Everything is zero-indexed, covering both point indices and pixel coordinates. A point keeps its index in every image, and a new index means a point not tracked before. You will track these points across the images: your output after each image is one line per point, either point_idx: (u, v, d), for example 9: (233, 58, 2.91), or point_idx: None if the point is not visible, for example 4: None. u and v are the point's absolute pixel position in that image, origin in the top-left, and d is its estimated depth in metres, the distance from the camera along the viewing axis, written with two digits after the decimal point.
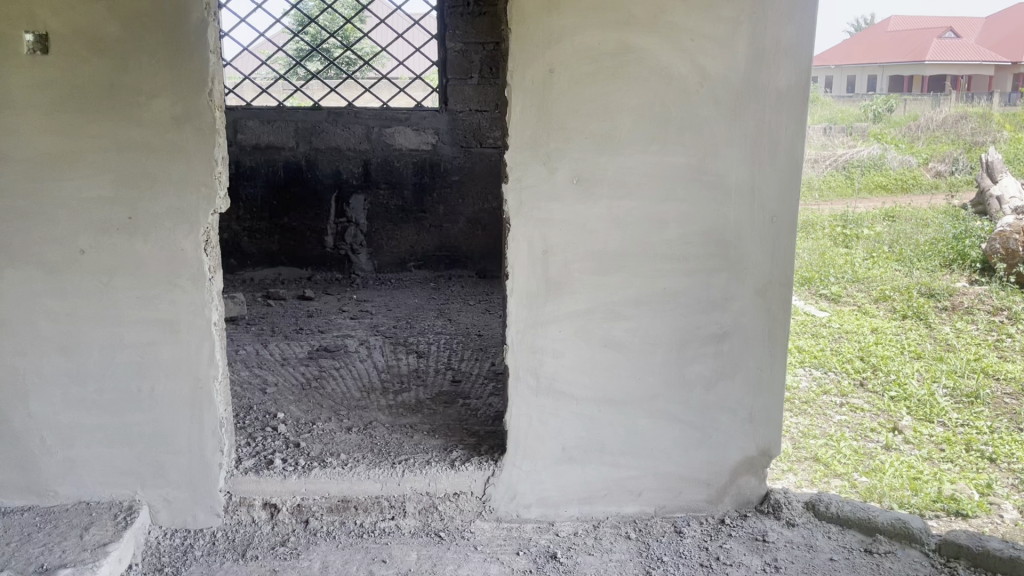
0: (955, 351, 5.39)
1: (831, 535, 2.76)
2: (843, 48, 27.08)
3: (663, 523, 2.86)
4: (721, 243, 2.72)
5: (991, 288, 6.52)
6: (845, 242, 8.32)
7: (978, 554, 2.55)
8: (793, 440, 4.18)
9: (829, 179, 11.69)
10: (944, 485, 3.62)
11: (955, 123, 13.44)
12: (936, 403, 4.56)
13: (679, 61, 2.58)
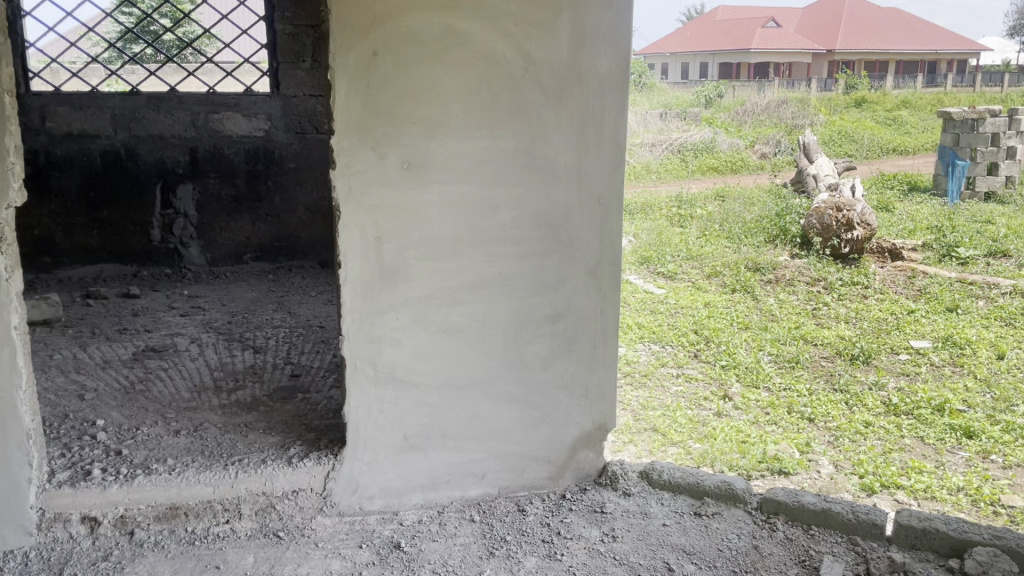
0: (779, 320, 5.78)
1: (663, 501, 2.89)
2: (677, 36, 28.36)
3: (507, 503, 2.89)
4: (553, 227, 2.77)
5: (809, 261, 7.05)
6: (680, 222, 8.73)
7: (794, 508, 2.75)
8: (633, 413, 4.35)
9: (666, 162, 12.18)
10: (769, 446, 3.88)
11: (776, 108, 14.42)
12: (761, 369, 4.87)
13: (503, 45, 2.60)
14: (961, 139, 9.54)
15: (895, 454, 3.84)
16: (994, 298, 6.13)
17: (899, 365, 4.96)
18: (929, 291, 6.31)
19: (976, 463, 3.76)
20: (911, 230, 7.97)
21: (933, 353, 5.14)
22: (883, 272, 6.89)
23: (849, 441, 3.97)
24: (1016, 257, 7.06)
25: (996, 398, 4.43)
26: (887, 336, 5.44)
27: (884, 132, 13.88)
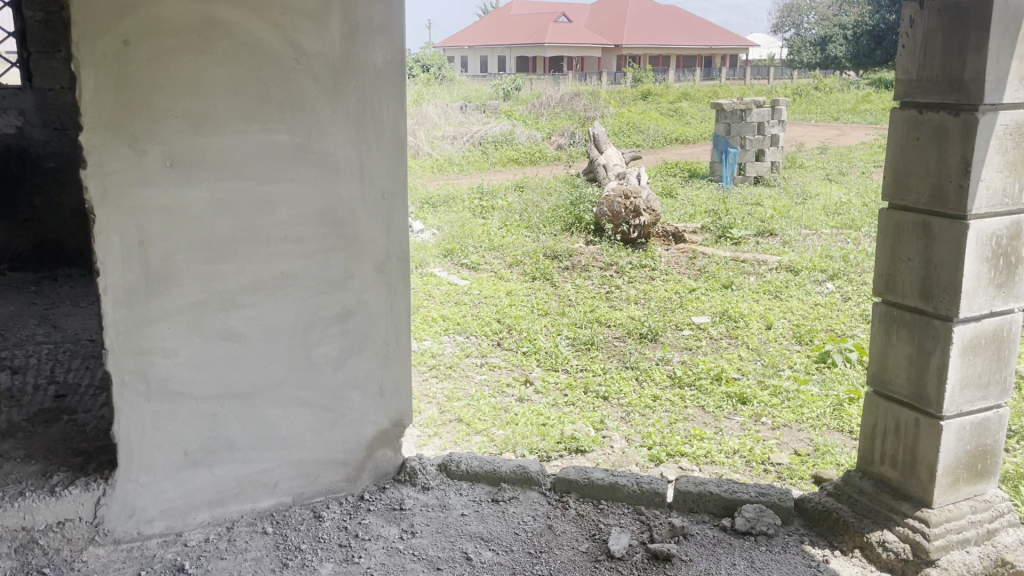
0: (576, 305, 6.01)
1: (462, 491, 2.93)
2: (475, 29, 28.71)
3: (302, 511, 2.80)
4: (336, 223, 2.70)
5: (602, 247, 7.38)
6: (483, 213, 8.86)
7: (584, 486, 2.88)
8: (437, 405, 4.35)
9: (468, 154, 12.30)
10: (567, 426, 4.01)
11: (570, 102, 15.03)
12: (559, 353, 5.05)
13: (271, 35, 2.50)
14: (732, 128, 10.28)
15: (679, 423, 4.11)
16: (762, 273, 6.72)
17: (683, 341, 5.32)
18: (708, 270, 6.81)
19: (750, 425, 4.11)
20: (692, 214, 8.56)
21: (713, 327, 5.55)
22: (667, 255, 7.35)
23: (639, 415, 4.21)
24: (781, 235, 7.79)
25: (765, 364, 4.86)
26: (672, 314, 5.81)
27: (667, 123, 14.85)
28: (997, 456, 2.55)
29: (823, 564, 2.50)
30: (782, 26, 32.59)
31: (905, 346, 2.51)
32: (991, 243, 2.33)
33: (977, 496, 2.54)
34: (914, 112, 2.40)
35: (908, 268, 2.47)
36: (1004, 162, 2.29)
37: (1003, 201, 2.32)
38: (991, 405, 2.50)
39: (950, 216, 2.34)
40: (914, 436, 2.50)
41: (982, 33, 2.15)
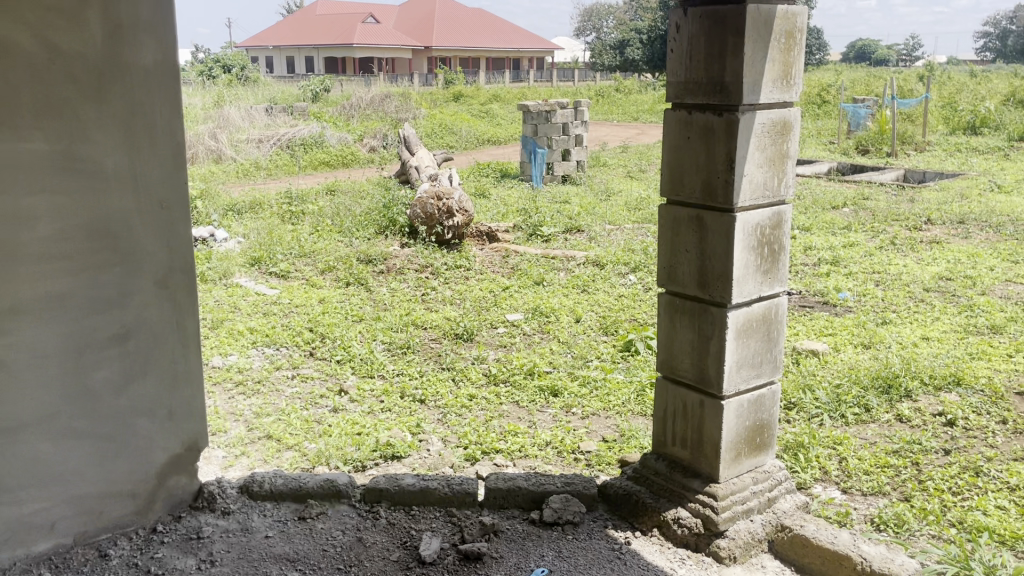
0: (390, 309, 5.93)
1: (266, 512, 2.81)
2: (279, 28, 27.75)
3: (85, 552, 2.57)
4: (109, 235, 2.49)
5: (416, 249, 7.34)
6: (292, 219, 8.56)
7: (395, 493, 2.84)
8: (245, 423, 4.14)
9: (276, 158, 11.84)
10: (382, 433, 3.94)
11: (381, 103, 14.86)
12: (375, 359, 4.96)
13: (19, 34, 2.26)
14: (539, 129, 10.55)
15: (494, 421, 4.15)
16: (571, 269, 6.95)
17: (497, 339, 5.39)
18: (520, 267, 6.96)
19: (561, 417, 4.23)
20: (504, 213, 8.71)
21: (526, 323, 5.67)
22: (481, 255, 7.44)
23: (456, 416, 4.22)
24: (588, 231, 8.09)
25: (575, 357, 5.02)
26: (486, 313, 5.88)
27: (478, 125, 15.06)
28: (773, 429, 2.77)
29: (624, 545, 2.61)
30: (584, 30, 34.09)
31: (689, 332, 2.66)
32: (756, 233, 2.53)
33: (758, 467, 2.75)
34: (684, 112, 2.55)
35: (686, 259, 2.63)
36: (763, 158, 2.48)
37: (764, 194, 2.52)
38: (765, 381, 2.70)
39: (719, 208, 2.50)
40: (700, 417, 2.67)
41: (738, 39, 2.31)
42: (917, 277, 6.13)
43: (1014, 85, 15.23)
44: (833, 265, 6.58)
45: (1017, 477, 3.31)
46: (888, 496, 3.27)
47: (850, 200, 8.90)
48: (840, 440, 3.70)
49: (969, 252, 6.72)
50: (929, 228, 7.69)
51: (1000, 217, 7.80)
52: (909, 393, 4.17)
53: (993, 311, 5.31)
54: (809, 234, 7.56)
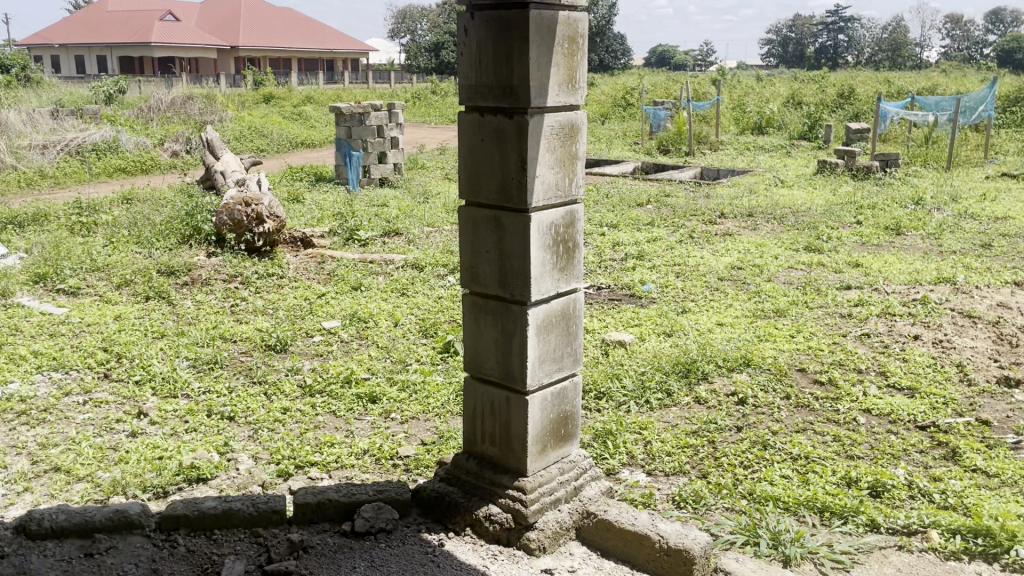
0: (196, 323, 5.61)
1: (46, 552, 2.57)
2: (66, 24, 25.64)
3: None
4: None
5: (224, 258, 6.99)
6: (83, 231, 7.91)
7: (194, 519, 2.67)
8: (28, 456, 3.76)
9: (63, 165, 10.90)
10: (186, 455, 3.71)
11: (183, 105, 14.07)
12: (178, 377, 4.67)
13: None
14: (352, 131, 10.34)
15: (309, 433, 4.03)
16: (389, 273, 6.88)
17: (313, 348, 5.23)
18: (336, 273, 6.80)
19: (379, 423, 4.17)
20: (318, 218, 8.49)
21: (342, 330, 5.55)
22: (295, 261, 7.21)
23: (268, 431, 4.05)
24: (405, 234, 8.05)
25: (394, 361, 4.97)
26: (300, 322, 5.70)
27: (290, 127, 14.62)
28: (576, 419, 2.87)
29: (438, 547, 2.60)
30: (398, 31, 34.02)
31: (492, 332, 2.70)
32: (550, 232, 2.60)
33: (563, 458, 2.84)
34: (476, 114, 2.58)
35: (486, 260, 2.67)
36: (553, 159, 2.55)
37: (557, 194, 2.60)
38: (567, 374, 2.80)
39: (515, 209, 2.56)
40: (507, 414, 2.72)
41: (523, 44, 2.37)
42: (713, 267, 6.58)
43: (792, 88, 16.71)
44: (639, 259, 6.92)
45: (798, 447, 3.62)
46: (688, 474, 3.47)
47: (653, 197, 9.41)
48: (645, 425, 3.89)
49: (757, 243, 7.29)
50: (723, 221, 8.27)
51: (783, 210, 8.53)
52: (706, 375, 4.45)
53: (778, 296, 5.79)
54: (617, 231, 7.92)
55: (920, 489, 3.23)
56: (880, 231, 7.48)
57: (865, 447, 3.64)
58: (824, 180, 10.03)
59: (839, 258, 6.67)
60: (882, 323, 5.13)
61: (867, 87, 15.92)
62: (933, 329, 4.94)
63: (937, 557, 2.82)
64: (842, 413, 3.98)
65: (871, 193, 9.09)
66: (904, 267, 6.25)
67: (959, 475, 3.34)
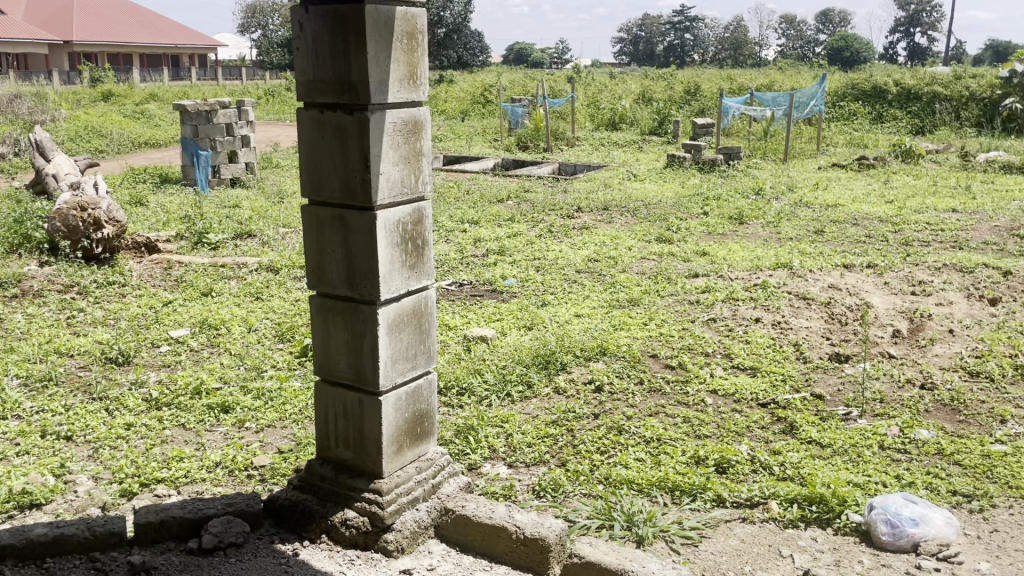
0: (27, 338, 5.20)
1: None
2: None
3: None
4: None
5: (58, 267, 6.52)
6: None
7: (22, 548, 2.47)
8: None
9: None
10: (16, 481, 3.43)
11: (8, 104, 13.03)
12: (6, 397, 4.31)
13: None
14: (199, 130, 9.88)
15: (157, 448, 3.82)
16: (242, 277, 6.62)
17: (159, 358, 4.97)
18: (185, 280, 6.48)
19: (233, 434, 4.01)
20: (164, 221, 8.07)
21: (192, 339, 5.30)
22: (139, 268, 6.82)
23: (109, 449, 3.81)
24: (259, 236, 7.77)
25: (248, 368, 4.78)
26: (145, 332, 5.40)
27: (132, 126, 13.81)
28: (433, 417, 2.85)
29: (292, 557, 2.54)
30: (248, 26, 32.87)
31: (341, 333, 2.65)
32: (398, 229, 2.57)
33: (420, 456, 2.82)
34: (316, 111, 2.53)
35: (332, 260, 2.61)
36: (397, 156, 2.53)
37: (402, 191, 2.57)
38: (421, 372, 2.78)
39: (360, 207, 2.52)
40: (360, 416, 2.67)
41: (360, 39, 2.33)
42: (570, 261, 6.73)
43: (642, 86, 17.35)
44: (499, 255, 6.98)
45: (651, 430, 3.75)
46: (547, 464, 3.53)
47: (513, 192, 9.52)
48: (506, 418, 3.92)
49: (612, 235, 7.52)
50: (580, 215, 8.47)
51: (636, 203, 8.83)
52: (564, 366, 4.54)
53: (632, 286, 5.98)
54: (477, 227, 7.95)
55: (762, 463, 3.42)
56: (725, 221, 7.87)
57: (712, 427, 3.82)
58: (674, 174, 10.46)
59: (687, 248, 6.98)
60: (726, 307, 5.41)
61: (711, 85, 16.73)
62: (772, 311, 5.25)
63: (777, 526, 3.00)
64: (691, 395, 4.17)
65: (717, 185, 9.56)
66: (746, 254, 6.61)
67: (796, 447, 3.56)
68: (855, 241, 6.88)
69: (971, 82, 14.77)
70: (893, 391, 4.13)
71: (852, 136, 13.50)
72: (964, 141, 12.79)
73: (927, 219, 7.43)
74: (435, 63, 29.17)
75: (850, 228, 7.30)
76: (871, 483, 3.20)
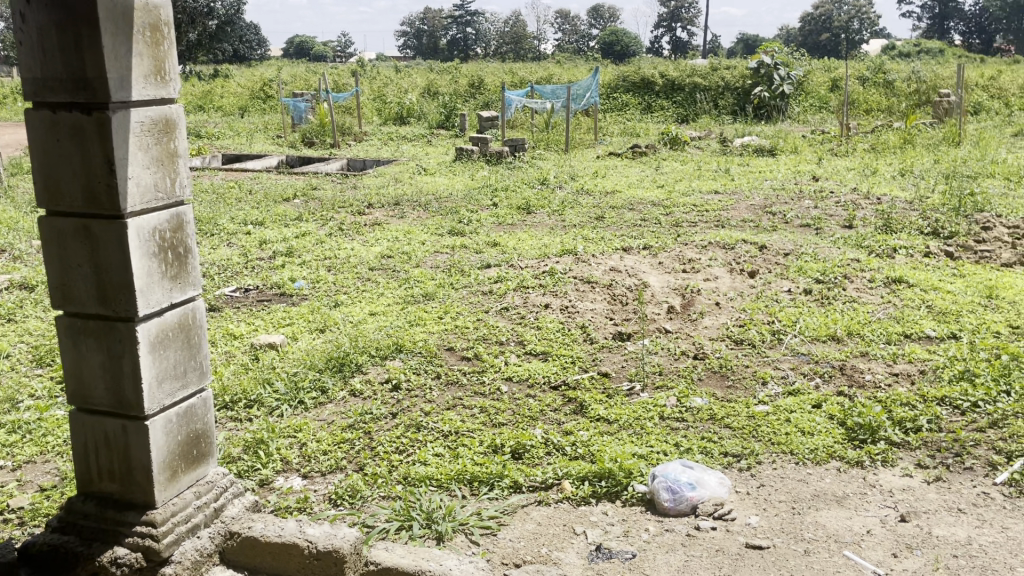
0: None
1: None
2: None
3: None
4: None
5: None
6: None
7: None
8: None
9: None
10: None
11: None
12: None
13: None
14: None
15: None
16: None
17: None
18: None
19: None
20: None
21: None
22: None
23: None
24: (9, 251, 6.95)
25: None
26: None
27: None
28: (210, 437, 2.67)
29: None
30: None
31: (96, 355, 2.41)
32: (154, 238, 2.37)
33: (198, 480, 2.63)
34: (48, 111, 2.28)
35: (80, 275, 2.37)
36: (148, 158, 2.32)
37: (157, 196, 2.37)
38: (193, 390, 2.58)
39: (107, 217, 2.29)
40: (125, 444, 2.45)
41: (93, 32, 2.12)
42: (362, 259, 6.60)
43: (427, 79, 17.39)
44: (287, 256, 6.71)
45: (448, 424, 3.75)
46: (344, 470, 3.42)
47: (300, 191, 9.18)
48: (299, 427, 3.76)
49: (404, 230, 7.46)
50: (370, 211, 8.33)
51: (426, 197, 8.82)
52: (359, 367, 4.43)
53: (425, 281, 5.96)
54: (262, 229, 7.60)
55: (555, 445, 3.52)
56: (513, 211, 8.06)
57: (508, 414, 3.89)
58: (463, 167, 10.57)
59: (478, 240, 7.07)
60: (518, 296, 5.53)
61: (494, 78, 17.09)
62: (560, 297, 5.43)
63: (571, 505, 3.10)
64: (487, 385, 4.22)
65: (504, 177, 9.75)
66: (534, 243, 6.80)
67: (586, 426, 3.70)
68: (632, 225, 7.28)
69: (725, 74, 16.13)
70: (671, 363, 4.42)
71: (626, 125, 14.31)
72: (723, 127, 13.94)
73: (694, 201, 8.02)
74: (210, 56, 27.58)
75: (627, 213, 7.72)
76: (653, 453, 3.39)
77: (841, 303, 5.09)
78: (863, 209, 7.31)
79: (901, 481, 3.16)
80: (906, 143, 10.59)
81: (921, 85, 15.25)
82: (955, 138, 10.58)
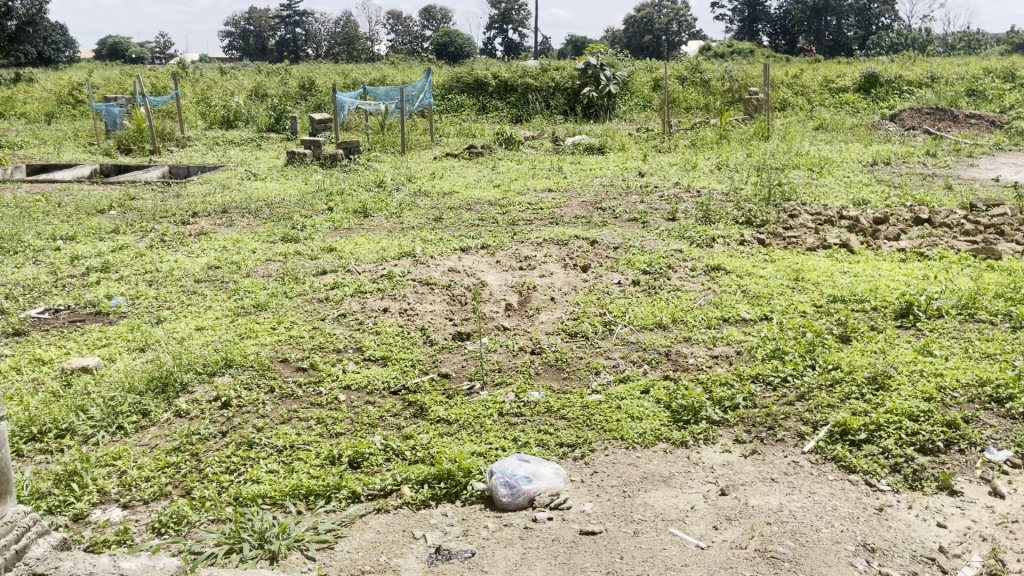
0: None
1: None
2: None
3: None
4: None
5: None
6: None
7: None
8: None
9: None
10: None
11: None
12: None
13: None
14: None
15: None
16: None
17: None
18: None
19: None
20: None
21: None
22: None
23: None
24: None
25: None
26: None
27: None
28: (6, 474, 2.46)
29: None
30: None
31: None
32: None
33: None
34: None
35: None
36: None
37: None
38: None
39: None
40: None
41: None
42: (187, 270, 6.27)
43: (255, 81, 16.77)
44: (103, 272, 6.27)
45: (282, 438, 3.62)
46: (169, 496, 3.23)
47: (116, 201, 8.61)
48: (117, 454, 3.52)
49: (233, 239, 7.16)
50: (196, 220, 7.93)
51: (257, 203, 8.51)
52: (185, 386, 4.20)
53: (256, 291, 5.74)
54: (74, 243, 7.07)
55: (394, 451, 3.48)
56: (349, 215, 7.92)
57: (345, 423, 3.81)
58: (295, 171, 10.27)
59: (313, 246, 6.89)
60: (355, 301, 5.43)
61: (325, 79, 16.72)
62: (398, 300, 5.39)
63: (410, 509, 3.08)
64: (324, 395, 4.11)
65: (339, 180, 9.57)
66: (371, 247, 6.71)
67: (425, 429, 3.69)
68: (469, 225, 7.34)
69: (555, 75, 16.56)
70: (509, 360, 4.48)
71: (461, 126, 14.41)
72: (554, 127, 14.32)
73: (528, 200, 8.18)
74: (10, 59, 25.33)
75: (464, 214, 7.77)
76: (491, 450, 3.43)
77: (666, 292, 5.35)
78: (684, 202, 7.72)
79: (722, 457, 3.36)
80: (721, 138, 11.29)
81: (733, 84, 16.30)
82: (764, 133, 11.39)
